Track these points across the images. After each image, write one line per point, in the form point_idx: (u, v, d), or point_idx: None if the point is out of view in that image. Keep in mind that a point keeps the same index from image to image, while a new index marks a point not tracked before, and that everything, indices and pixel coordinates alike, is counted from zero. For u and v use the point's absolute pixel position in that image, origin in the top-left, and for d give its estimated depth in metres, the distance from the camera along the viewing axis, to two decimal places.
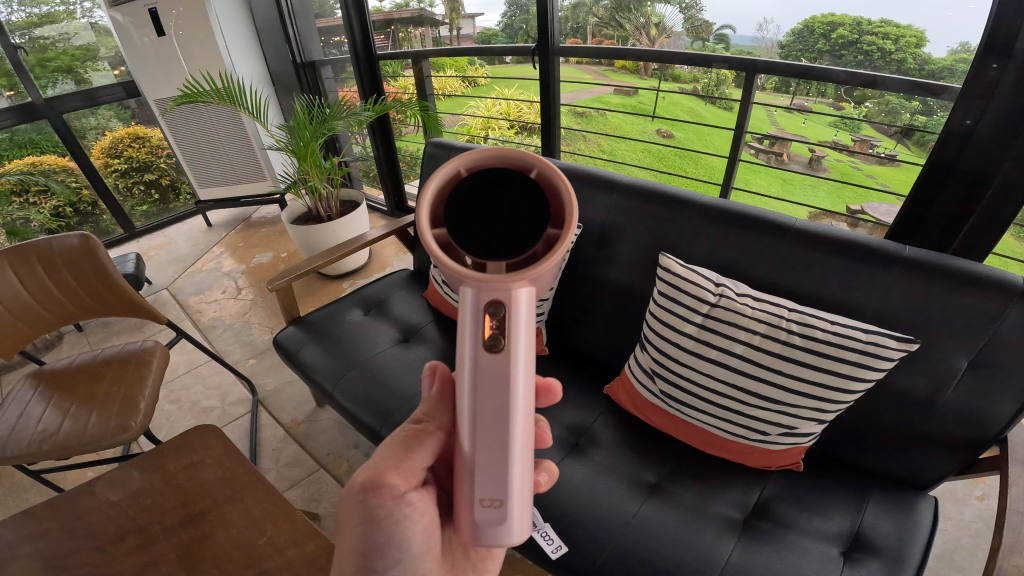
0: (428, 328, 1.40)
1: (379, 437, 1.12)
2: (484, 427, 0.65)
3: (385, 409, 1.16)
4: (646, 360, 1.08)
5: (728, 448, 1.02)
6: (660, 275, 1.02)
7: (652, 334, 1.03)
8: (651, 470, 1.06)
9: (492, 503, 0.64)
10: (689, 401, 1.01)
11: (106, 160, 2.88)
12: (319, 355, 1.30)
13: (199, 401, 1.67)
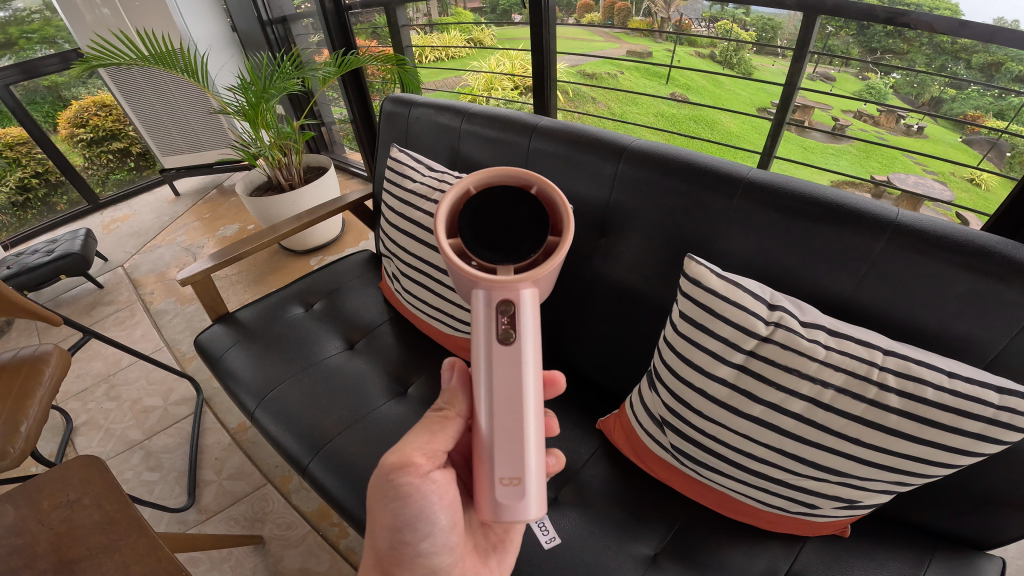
0: (383, 328, 1.14)
1: (307, 472, 0.89)
2: (504, 406, 0.55)
3: (318, 434, 0.91)
4: (653, 399, 0.80)
5: (750, 514, 0.79)
6: (684, 290, 0.72)
7: (665, 370, 0.75)
8: (652, 530, 0.82)
9: (511, 482, 0.55)
10: (706, 461, 0.75)
11: (70, 129, 2.57)
12: (246, 363, 1.05)
13: (142, 399, 1.49)
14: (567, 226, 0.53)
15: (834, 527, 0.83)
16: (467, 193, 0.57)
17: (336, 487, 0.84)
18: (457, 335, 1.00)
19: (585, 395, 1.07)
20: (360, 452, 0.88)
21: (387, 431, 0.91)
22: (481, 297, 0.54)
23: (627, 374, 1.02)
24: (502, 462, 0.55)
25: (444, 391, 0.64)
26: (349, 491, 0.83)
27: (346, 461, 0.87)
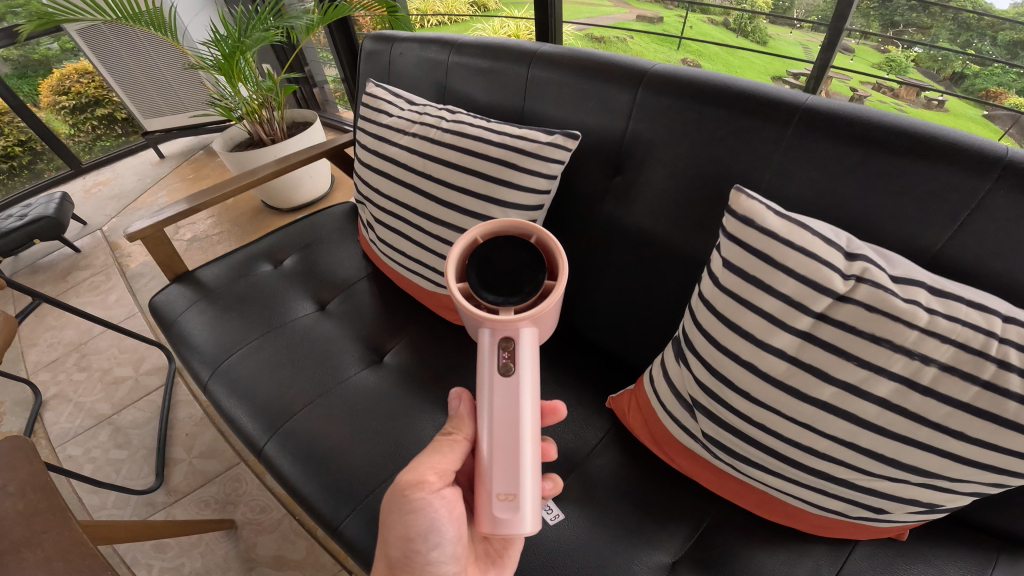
0: (361, 286, 0.98)
1: (261, 455, 0.76)
2: (506, 425, 0.48)
3: (277, 410, 0.77)
4: (681, 369, 0.64)
5: (790, 517, 0.64)
6: (730, 235, 0.54)
7: (699, 334, 0.59)
8: (670, 529, 0.69)
9: (506, 498, 0.46)
10: (744, 452, 0.59)
11: (52, 97, 2.35)
12: (202, 327, 0.90)
13: (112, 369, 1.36)
14: (564, 268, 0.47)
15: (891, 531, 0.66)
16: (474, 240, 0.49)
17: (296, 471, 0.72)
18: (440, 292, 0.85)
19: (596, 365, 0.91)
20: (324, 432, 0.74)
21: (359, 404, 0.77)
22: (484, 334, 0.47)
23: (642, 345, 0.87)
24: (500, 475, 0.47)
25: (450, 414, 0.55)
26: (309, 477, 0.71)
27: (310, 440, 0.74)
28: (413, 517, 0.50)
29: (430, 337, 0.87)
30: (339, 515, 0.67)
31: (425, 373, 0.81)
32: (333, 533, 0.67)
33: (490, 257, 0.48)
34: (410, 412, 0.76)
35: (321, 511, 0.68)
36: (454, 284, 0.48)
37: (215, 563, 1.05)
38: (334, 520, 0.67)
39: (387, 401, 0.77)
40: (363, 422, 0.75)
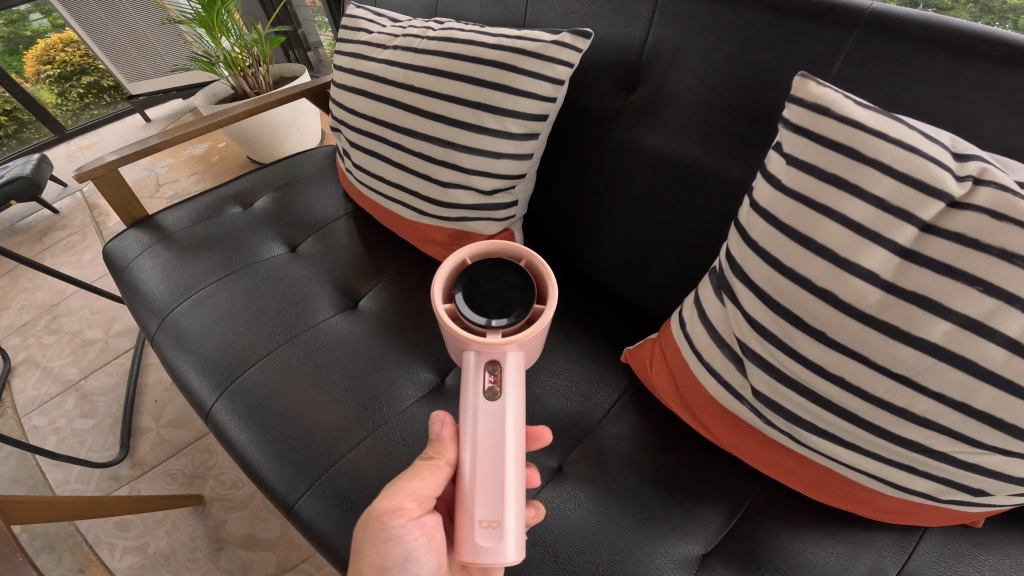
0: (339, 225, 0.91)
1: (212, 416, 0.69)
2: (489, 450, 0.46)
3: (226, 367, 0.71)
4: (731, 310, 0.61)
5: (823, 487, 0.60)
6: (799, 131, 0.52)
7: (758, 261, 0.56)
8: (688, 506, 0.66)
9: (489, 525, 0.43)
10: (795, 401, 0.56)
11: (37, 66, 2.15)
12: (155, 276, 0.83)
13: (81, 331, 1.14)
14: (551, 290, 0.51)
15: (970, 518, 0.57)
16: (463, 262, 0.53)
17: (246, 436, 0.66)
18: (420, 221, 0.81)
19: (611, 324, 0.84)
20: (280, 390, 0.68)
21: (320, 360, 0.70)
22: (470, 357, 0.49)
23: (667, 292, 0.79)
24: (482, 500, 0.45)
25: (430, 437, 0.51)
26: (261, 445, 0.65)
27: (263, 398, 0.67)
28: (389, 546, 0.46)
29: (414, 280, 0.81)
30: (296, 493, 0.62)
31: (399, 330, 0.74)
32: (289, 513, 0.61)
33: (478, 278, 0.51)
34: (379, 377, 0.69)
35: (274, 485, 0.63)
36: (442, 306, 0.51)
37: (183, 542, 0.97)
38: (290, 498, 0.62)
39: (352, 359, 0.71)
40: (325, 381, 0.69)
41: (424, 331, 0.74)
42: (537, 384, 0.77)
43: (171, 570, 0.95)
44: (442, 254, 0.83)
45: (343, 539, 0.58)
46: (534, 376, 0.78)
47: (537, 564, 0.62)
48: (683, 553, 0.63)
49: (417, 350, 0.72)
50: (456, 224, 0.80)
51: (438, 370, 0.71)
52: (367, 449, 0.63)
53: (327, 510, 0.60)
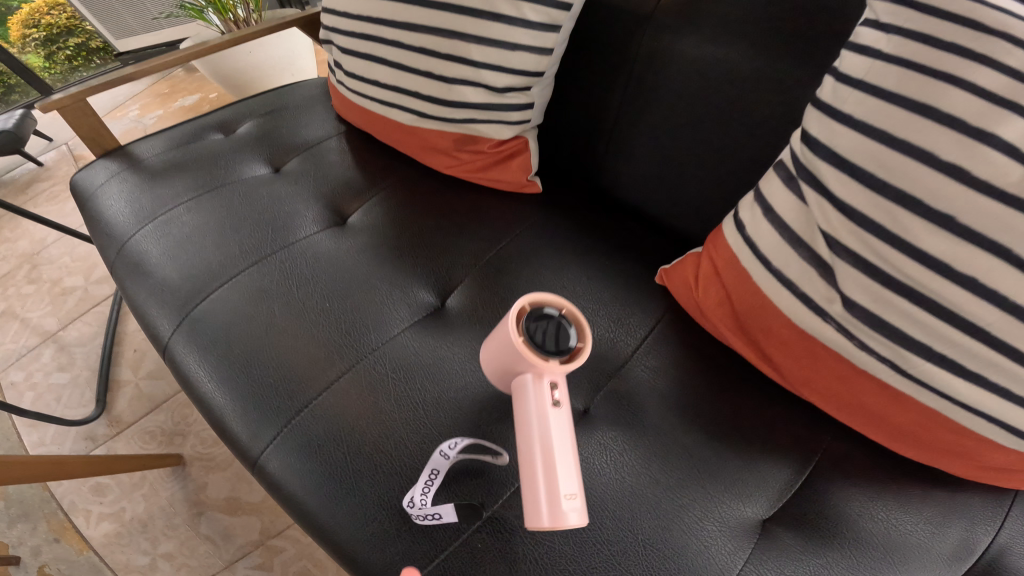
0: (330, 144, 0.80)
1: (173, 353, 0.57)
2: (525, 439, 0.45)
3: (186, 294, 0.59)
4: (823, 207, 0.49)
5: (901, 436, 0.52)
6: (906, 1, 0.45)
7: (859, 139, 0.46)
8: (742, 465, 0.54)
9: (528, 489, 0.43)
10: (917, 329, 0.45)
11: (21, 30, 1.66)
12: (116, 198, 0.71)
13: (62, 279, 1.04)
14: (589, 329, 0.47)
15: None
16: (521, 309, 0.45)
17: (205, 373, 0.54)
18: (418, 125, 0.69)
19: (640, 243, 0.69)
20: (246, 320, 0.56)
21: (296, 281, 0.58)
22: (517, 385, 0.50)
23: (711, 207, 0.66)
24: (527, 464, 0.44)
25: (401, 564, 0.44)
26: (226, 385, 0.53)
27: (226, 330, 0.55)
28: None
29: (412, 194, 0.69)
30: (262, 442, 0.51)
31: (392, 250, 0.62)
32: (253, 467, 0.51)
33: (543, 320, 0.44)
34: (365, 300, 0.57)
35: (236, 434, 0.52)
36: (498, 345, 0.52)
37: (158, 508, 0.87)
38: (254, 450, 0.51)
39: (334, 281, 0.58)
40: (299, 306, 0.56)
41: (422, 252, 0.62)
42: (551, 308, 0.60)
43: (148, 538, 0.86)
44: (442, 161, 0.70)
45: (326, 486, 0.48)
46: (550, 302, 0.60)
47: (565, 537, 0.48)
48: (737, 520, 0.51)
49: (411, 274, 0.60)
50: (459, 129, 0.67)
51: (439, 292, 0.60)
52: (351, 385, 0.52)
53: (300, 461, 0.50)
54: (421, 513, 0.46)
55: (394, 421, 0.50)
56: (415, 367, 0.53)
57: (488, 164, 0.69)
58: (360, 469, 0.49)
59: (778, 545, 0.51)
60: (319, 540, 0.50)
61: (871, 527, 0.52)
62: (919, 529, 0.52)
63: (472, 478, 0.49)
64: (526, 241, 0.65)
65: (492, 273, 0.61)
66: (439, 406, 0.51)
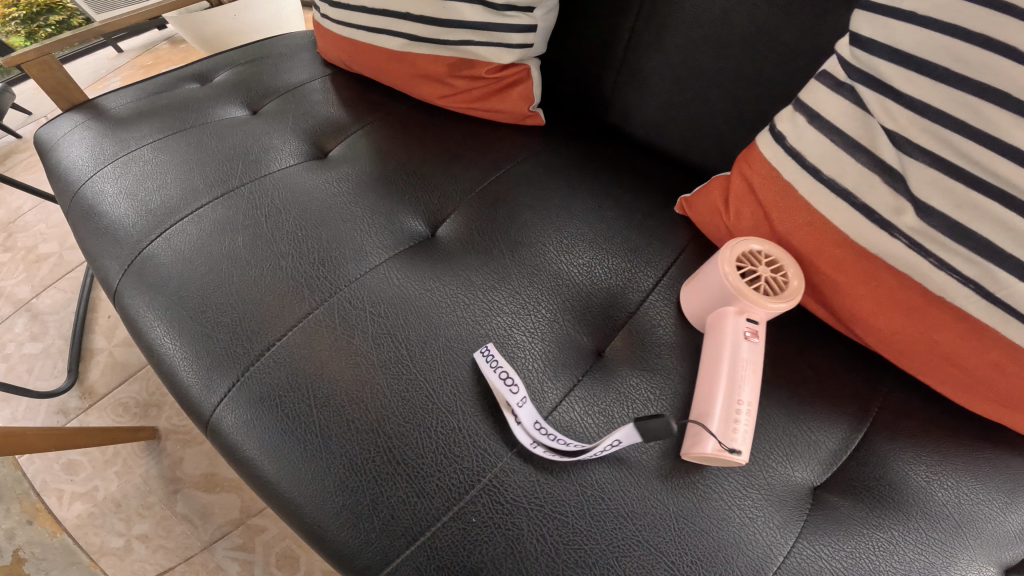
0: (313, 86, 0.70)
1: (125, 304, 0.50)
2: (722, 367, 0.42)
3: (138, 237, 0.51)
4: (887, 107, 0.42)
5: (971, 381, 0.44)
6: None
7: (925, 31, 0.39)
8: (781, 422, 0.46)
9: (734, 415, 0.40)
10: (998, 236, 0.39)
11: None
12: (77, 142, 0.65)
13: (37, 246, 0.98)
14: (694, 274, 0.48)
15: None
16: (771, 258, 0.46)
17: (155, 318, 0.48)
18: (410, 51, 0.60)
19: (654, 176, 0.61)
20: (196, 257, 0.48)
21: (262, 216, 0.51)
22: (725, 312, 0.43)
23: (736, 138, 0.58)
24: (727, 390, 0.41)
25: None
26: (180, 333, 0.46)
27: (177, 268, 0.48)
28: None
29: (404, 126, 0.62)
30: (215, 397, 0.44)
31: (377, 185, 0.55)
32: (207, 424, 0.45)
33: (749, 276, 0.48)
34: (346, 231, 0.50)
35: (188, 387, 0.45)
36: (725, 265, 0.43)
37: (132, 486, 0.82)
38: (206, 405, 0.45)
39: (304, 215, 0.51)
40: (262, 241, 0.48)
41: (406, 188, 0.55)
42: (554, 243, 0.52)
43: (122, 518, 0.80)
44: (432, 91, 0.62)
45: (292, 438, 0.42)
46: (549, 237, 0.52)
47: (576, 505, 0.40)
48: (780, 486, 0.43)
49: (396, 208, 0.54)
50: (452, 52, 0.59)
51: (429, 220, 0.54)
52: (318, 326, 0.44)
53: (262, 416, 0.43)
54: (600, 448, 0.40)
55: (364, 369, 0.43)
56: (395, 310, 0.45)
57: (485, 93, 0.61)
58: (328, 426, 0.42)
59: (829, 516, 0.43)
60: (283, 508, 0.43)
61: (936, 495, 0.44)
62: (987, 496, 0.44)
63: (463, 438, 0.41)
64: (527, 169, 0.59)
65: (492, 204, 0.54)
66: (421, 351, 0.44)
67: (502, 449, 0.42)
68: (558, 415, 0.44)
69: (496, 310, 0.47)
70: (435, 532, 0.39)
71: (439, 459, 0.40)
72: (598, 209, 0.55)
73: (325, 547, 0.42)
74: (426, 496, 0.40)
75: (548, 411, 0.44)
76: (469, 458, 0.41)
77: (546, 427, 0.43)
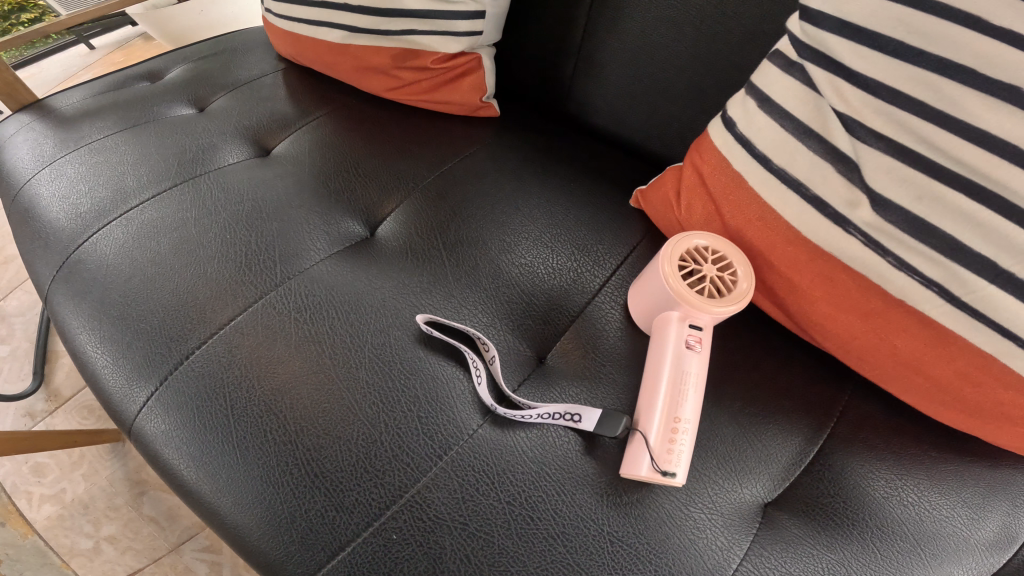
0: (258, 76, 0.66)
1: (55, 307, 0.49)
2: (665, 377, 0.40)
3: (69, 239, 0.50)
4: (838, 87, 0.40)
5: (935, 391, 0.41)
6: None
7: (875, 4, 0.37)
8: (729, 434, 0.43)
9: (673, 429, 0.39)
10: (953, 225, 0.37)
11: None
12: (18, 139, 0.63)
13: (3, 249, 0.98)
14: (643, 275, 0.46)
15: None
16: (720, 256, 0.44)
17: (81, 322, 0.46)
18: (351, 43, 0.58)
19: (610, 167, 0.59)
20: (121, 261, 0.46)
21: (187, 217, 0.48)
22: (670, 319, 0.42)
23: (693, 125, 0.55)
24: (669, 404, 0.39)
25: None
26: (105, 337, 0.45)
27: (103, 271, 0.47)
28: None
29: (348, 118, 0.59)
30: (138, 403, 0.43)
31: (314, 180, 0.52)
32: (133, 430, 0.44)
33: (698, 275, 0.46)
34: (274, 229, 0.48)
35: (113, 394, 0.44)
36: (668, 269, 0.42)
37: (101, 487, 0.82)
38: (131, 411, 0.43)
39: (231, 214, 0.48)
40: (186, 243, 0.46)
41: (345, 183, 0.53)
42: (497, 243, 0.49)
43: (91, 520, 0.80)
44: (379, 84, 0.60)
45: (216, 447, 0.41)
46: (491, 235, 0.50)
47: (501, 523, 0.38)
48: (724, 505, 0.41)
49: (332, 205, 0.51)
50: (398, 43, 0.56)
51: (368, 220, 0.52)
52: (237, 335, 0.42)
53: (186, 425, 0.41)
54: (550, 412, 0.42)
55: (287, 378, 0.41)
56: (322, 314, 0.43)
57: (432, 86, 0.58)
58: (249, 436, 0.40)
59: (779, 534, 0.40)
60: (211, 519, 0.42)
61: (894, 509, 0.41)
62: (949, 511, 0.41)
63: (385, 451, 0.40)
64: (475, 163, 0.56)
65: (434, 202, 0.52)
66: (345, 359, 0.42)
67: (426, 462, 0.40)
68: (488, 426, 0.42)
69: (431, 316, 0.45)
70: (357, 548, 0.38)
71: (360, 472, 0.40)
72: (546, 203, 0.53)
73: (251, 560, 0.41)
74: (344, 511, 0.39)
75: (478, 422, 0.42)
76: (392, 472, 0.40)
77: (474, 441, 0.41)
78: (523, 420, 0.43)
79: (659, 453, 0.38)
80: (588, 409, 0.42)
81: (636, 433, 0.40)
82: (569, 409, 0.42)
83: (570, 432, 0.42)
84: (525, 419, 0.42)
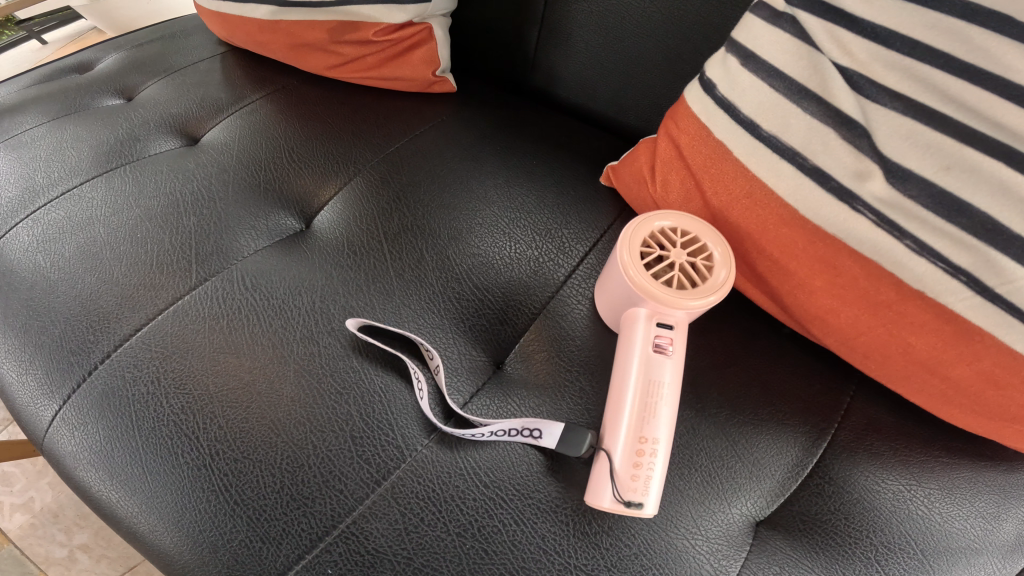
0: (191, 58, 0.60)
1: None
2: (631, 387, 0.35)
3: None
4: (838, 38, 0.33)
5: (957, 396, 0.34)
6: None
7: None
8: (714, 448, 0.37)
9: (639, 450, 0.33)
10: (978, 198, 0.30)
11: None
12: None
13: None
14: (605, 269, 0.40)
15: None
16: (696, 241, 0.37)
17: None
18: (283, 18, 0.52)
19: (580, 144, 0.52)
20: (26, 265, 0.42)
21: (103, 214, 0.43)
22: (635, 318, 0.36)
23: (671, 93, 0.48)
24: (635, 420, 0.34)
25: None
26: (10, 345, 0.40)
27: (7, 276, 0.42)
28: None
29: (286, 100, 0.53)
30: (46, 421, 0.38)
31: (243, 168, 0.47)
32: (44, 449, 0.39)
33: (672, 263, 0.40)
34: (196, 224, 0.42)
35: (21, 411, 0.39)
36: (628, 258, 0.36)
37: (70, 494, 0.79)
38: (37, 430, 0.39)
39: (151, 209, 0.43)
40: (98, 243, 0.41)
41: (278, 171, 0.47)
42: (447, 233, 0.43)
43: (61, 529, 0.77)
44: (319, 62, 0.53)
45: (126, 472, 0.36)
46: (440, 224, 0.44)
47: (450, 556, 0.33)
48: (711, 530, 0.35)
49: (262, 195, 0.45)
50: (334, 14, 0.50)
51: (306, 212, 0.46)
52: (147, 346, 0.37)
53: (93, 447, 0.37)
54: (505, 429, 0.36)
55: (203, 393, 0.36)
56: (245, 319, 0.38)
57: (379, 60, 0.52)
58: (162, 459, 0.35)
59: (773, 560, 0.35)
60: (133, 545, 0.38)
61: (911, 530, 0.35)
62: (975, 529, 0.35)
63: (314, 475, 0.35)
64: (426, 145, 0.49)
65: (375, 189, 0.46)
66: (268, 370, 0.37)
67: (362, 489, 0.35)
68: (433, 446, 0.37)
69: (370, 320, 0.39)
70: None
71: (286, 500, 0.34)
72: (505, 187, 0.47)
73: None
74: (271, 543, 0.34)
75: (421, 441, 0.37)
76: (322, 500, 0.34)
77: (418, 463, 0.36)
78: (476, 438, 0.37)
79: (625, 479, 0.33)
80: (548, 423, 0.36)
81: (600, 455, 0.35)
82: (528, 424, 0.36)
83: (529, 448, 0.37)
84: (477, 434, 0.37)
